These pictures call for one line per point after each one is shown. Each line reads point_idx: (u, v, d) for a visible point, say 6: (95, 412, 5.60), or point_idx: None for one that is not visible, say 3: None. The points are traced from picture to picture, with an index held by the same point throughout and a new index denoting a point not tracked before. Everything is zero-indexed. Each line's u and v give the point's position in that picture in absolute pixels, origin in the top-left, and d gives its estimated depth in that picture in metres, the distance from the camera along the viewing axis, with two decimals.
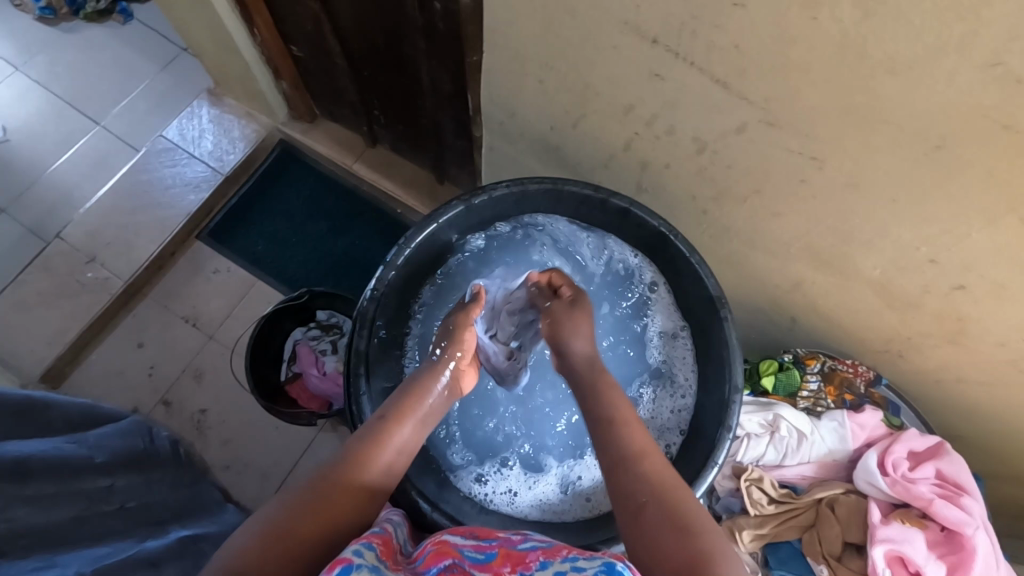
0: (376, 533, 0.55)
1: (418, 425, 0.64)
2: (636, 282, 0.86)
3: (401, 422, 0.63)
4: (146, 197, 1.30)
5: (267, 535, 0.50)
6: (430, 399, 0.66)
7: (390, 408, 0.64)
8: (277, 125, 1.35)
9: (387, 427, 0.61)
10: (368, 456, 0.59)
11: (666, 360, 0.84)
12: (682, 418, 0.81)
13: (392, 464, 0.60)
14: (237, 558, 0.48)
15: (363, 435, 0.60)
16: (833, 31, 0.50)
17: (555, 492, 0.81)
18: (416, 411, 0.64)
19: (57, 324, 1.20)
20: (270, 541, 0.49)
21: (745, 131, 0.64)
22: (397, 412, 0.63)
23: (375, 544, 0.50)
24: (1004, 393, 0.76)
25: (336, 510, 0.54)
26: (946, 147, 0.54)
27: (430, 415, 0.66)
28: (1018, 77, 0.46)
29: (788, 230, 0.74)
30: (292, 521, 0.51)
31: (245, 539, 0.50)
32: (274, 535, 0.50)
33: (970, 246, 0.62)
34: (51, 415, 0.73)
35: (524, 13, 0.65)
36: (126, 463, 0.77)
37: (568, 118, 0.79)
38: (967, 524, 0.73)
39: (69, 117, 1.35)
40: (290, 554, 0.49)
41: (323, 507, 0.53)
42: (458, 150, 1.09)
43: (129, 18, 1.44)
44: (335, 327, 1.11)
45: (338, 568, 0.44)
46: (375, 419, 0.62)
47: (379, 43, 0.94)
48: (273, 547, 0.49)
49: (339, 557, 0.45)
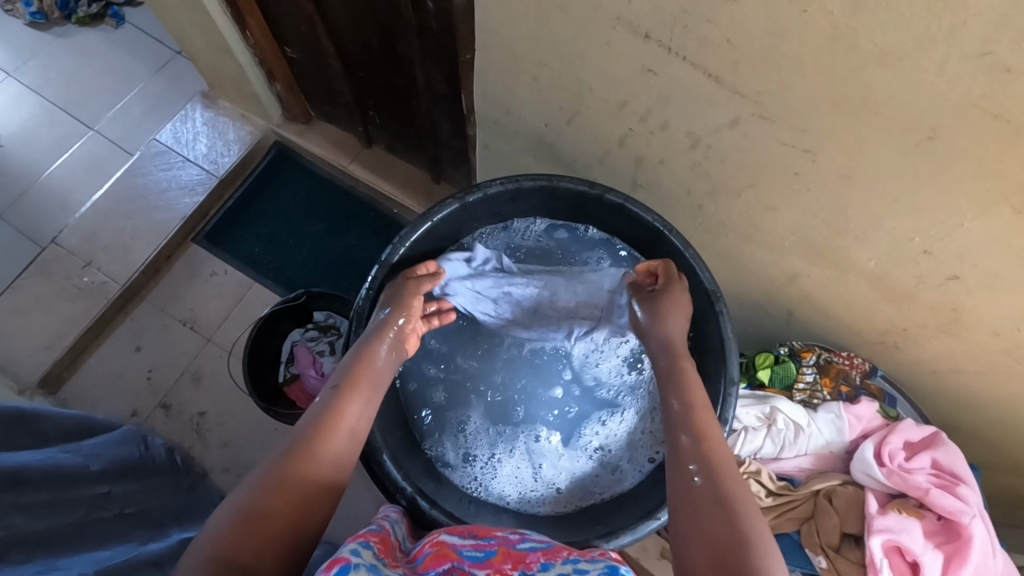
0: (373, 532, 0.55)
1: (369, 396, 0.64)
2: None
3: (354, 394, 0.63)
4: (141, 200, 1.30)
5: (236, 525, 0.50)
6: (379, 364, 0.68)
7: (341, 383, 0.64)
8: (272, 127, 1.35)
9: (341, 397, 0.62)
10: (328, 433, 0.59)
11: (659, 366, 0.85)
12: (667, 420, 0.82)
13: (351, 437, 0.61)
14: (216, 541, 0.49)
15: (319, 412, 0.61)
16: (824, 24, 0.50)
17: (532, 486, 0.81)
18: (366, 382, 0.65)
19: (55, 329, 1.20)
20: (242, 530, 0.50)
21: (738, 125, 0.65)
22: (348, 385, 0.64)
23: (372, 543, 0.51)
24: (999, 382, 0.77)
25: (303, 490, 0.54)
26: (938, 137, 0.54)
27: (381, 378, 0.67)
28: (1007, 67, 0.47)
29: (783, 223, 0.74)
30: (262, 503, 0.52)
31: (215, 532, 0.50)
32: (243, 525, 0.50)
33: (962, 237, 0.62)
34: (44, 426, 0.72)
35: (516, 12, 0.65)
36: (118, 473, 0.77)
37: (562, 115, 0.79)
38: (963, 512, 0.73)
39: (62, 122, 1.35)
40: (262, 541, 0.50)
41: (289, 491, 0.53)
42: (454, 150, 1.09)
43: (121, 22, 1.44)
44: (332, 327, 1.11)
45: (337, 566, 0.44)
46: (329, 391, 0.63)
47: (373, 43, 0.94)
48: (247, 536, 0.50)
49: (338, 557, 0.45)
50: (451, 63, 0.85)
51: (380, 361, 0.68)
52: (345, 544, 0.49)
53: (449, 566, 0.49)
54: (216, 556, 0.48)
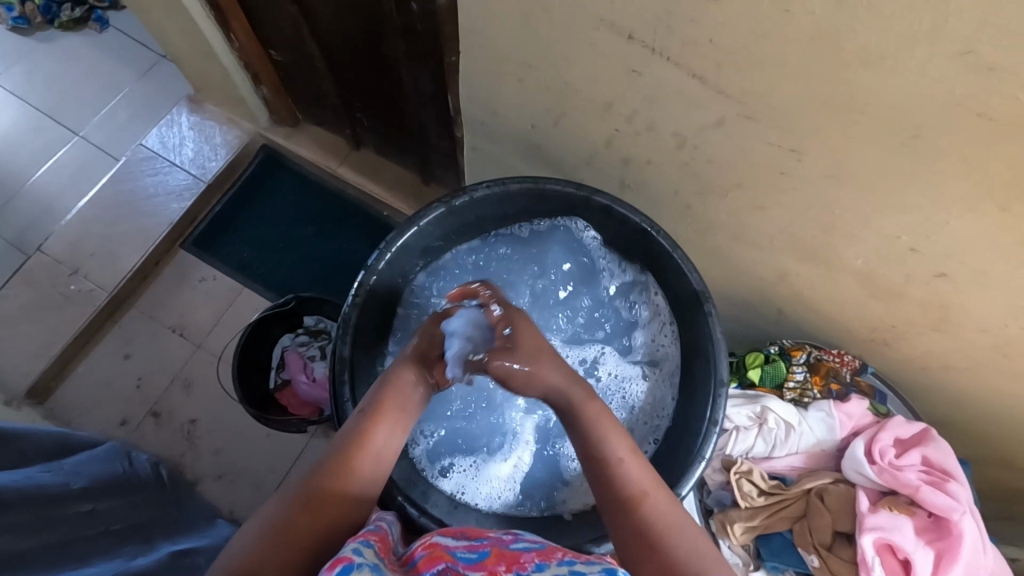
0: (371, 530, 0.55)
1: (400, 425, 0.64)
2: (648, 311, 0.87)
3: (381, 419, 0.63)
4: (129, 206, 1.29)
5: (260, 546, 0.51)
6: (405, 394, 0.66)
7: (373, 408, 0.63)
8: (259, 131, 1.34)
9: (367, 424, 0.62)
10: (356, 464, 0.59)
11: (649, 368, 0.86)
12: (658, 427, 0.82)
13: (379, 469, 0.61)
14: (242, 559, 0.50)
15: (349, 436, 0.60)
16: (807, 23, 0.50)
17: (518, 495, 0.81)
18: (395, 407, 0.64)
19: (42, 338, 1.18)
20: (267, 547, 0.51)
21: (724, 125, 0.64)
22: (378, 408, 0.63)
23: (371, 542, 0.51)
24: (988, 377, 0.77)
25: (326, 525, 0.54)
26: (923, 136, 0.54)
27: (407, 409, 0.65)
28: (990, 66, 0.46)
29: (771, 222, 0.74)
30: (288, 525, 0.53)
31: (240, 551, 0.51)
32: (265, 549, 0.51)
33: (947, 234, 0.62)
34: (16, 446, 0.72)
35: (499, 13, 0.65)
36: (100, 491, 0.79)
37: (549, 116, 0.78)
38: (955, 509, 0.73)
39: (47, 128, 1.34)
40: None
41: (313, 515, 0.54)
42: (443, 151, 1.09)
43: (106, 26, 1.42)
44: (323, 332, 1.10)
45: (339, 567, 0.44)
46: (356, 415, 0.63)
47: (358, 44, 0.93)
48: (271, 554, 0.51)
49: (341, 556, 0.45)
50: (437, 63, 0.84)
51: (412, 385, 0.67)
52: (345, 545, 0.49)
53: (443, 568, 0.48)
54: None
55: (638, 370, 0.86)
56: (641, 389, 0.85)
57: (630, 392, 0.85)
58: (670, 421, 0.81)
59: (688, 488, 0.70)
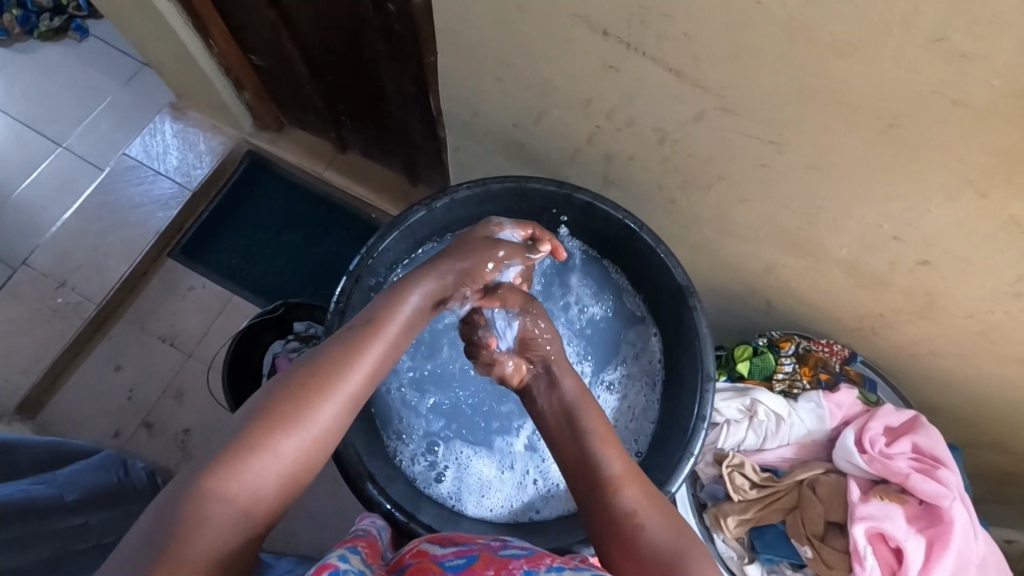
0: (360, 537, 0.56)
1: (384, 357, 0.61)
2: (633, 324, 0.86)
3: (366, 350, 0.60)
4: (113, 216, 1.28)
5: (218, 462, 0.50)
6: (395, 324, 0.63)
7: (355, 336, 0.60)
8: (244, 136, 1.33)
9: (353, 355, 0.59)
10: (332, 392, 0.56)
11: (634, 379, 0.85)
12: (641, 435, 0.81)
13: (358, 397, 0.58)
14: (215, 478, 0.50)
15: (326, 362, 0.57)
16: (779, 15, 0.50)
17: (508, 499, 0.80)
18: (380, 336, 0.61)
19: (34, 352, 1.18)
20: (238, 470, 0.50)
21: (704, 119, 0.64)
22: (361, 339, 0.60)
23: (359, 548, 0.51)
24: (977, 362, 0.77)
25: (293, 449, 0.53)
26: (900, 125, 0.54)
27: (395, 343, 0.63)
28: (963, 53, 0.46)
29: (756, 215, 0.73)
30: (261, 450, 0.52)
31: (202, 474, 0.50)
32: (223, 469, 0.50)
33: (930, 222, 0.62)
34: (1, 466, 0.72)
35: (474, 11, 0.64)
36: (99, 500, 0.77)
37: (530, 115, 0.78)
38: (944, 496, 0.74)
39: (29, 140, 1.32)
40: (254, 494, 0.51)
41: (284, 445, 0.52)
42: (429, 151, 1.08)
43: (86, 35, 1.41)
44: (312, 337, 1.07)
45: (327, 571, 0.44)
46: (340, 342, 0.60)
47: (338, 46, 0.92)
48: (244, 478, 0.50)
49: (326, 562, 0.45)
50: (417, 63, 0.83)
51: (404, 318, 0.64)
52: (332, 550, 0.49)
53: None
54: (198, 507, 0.48)
55: (623, 379, 0.85)
56: (628, 397, 0.84)
57: (612, 402, 0.84)
58: (656, 428, 0.81)
59: (678, 484, 0.70)
